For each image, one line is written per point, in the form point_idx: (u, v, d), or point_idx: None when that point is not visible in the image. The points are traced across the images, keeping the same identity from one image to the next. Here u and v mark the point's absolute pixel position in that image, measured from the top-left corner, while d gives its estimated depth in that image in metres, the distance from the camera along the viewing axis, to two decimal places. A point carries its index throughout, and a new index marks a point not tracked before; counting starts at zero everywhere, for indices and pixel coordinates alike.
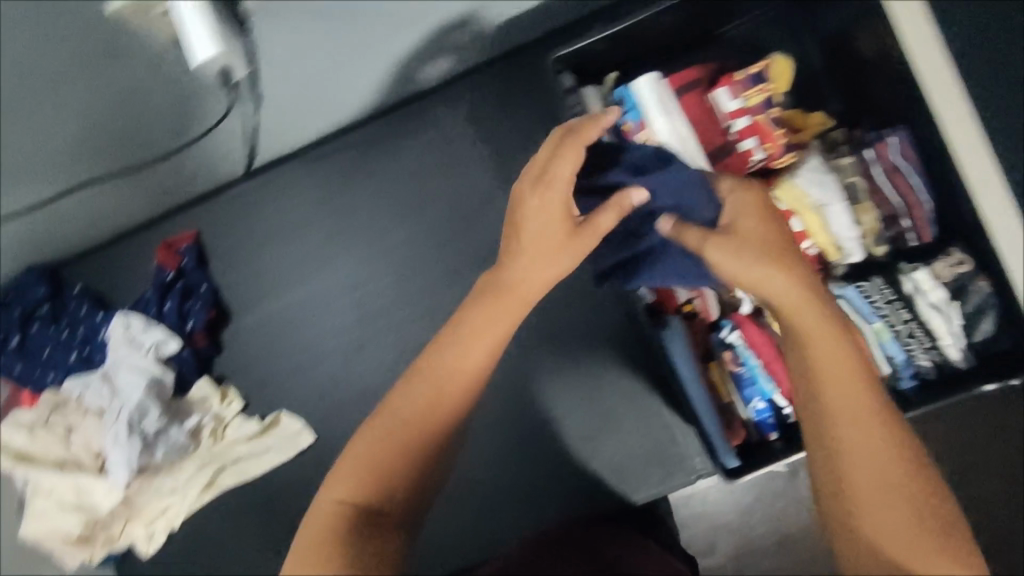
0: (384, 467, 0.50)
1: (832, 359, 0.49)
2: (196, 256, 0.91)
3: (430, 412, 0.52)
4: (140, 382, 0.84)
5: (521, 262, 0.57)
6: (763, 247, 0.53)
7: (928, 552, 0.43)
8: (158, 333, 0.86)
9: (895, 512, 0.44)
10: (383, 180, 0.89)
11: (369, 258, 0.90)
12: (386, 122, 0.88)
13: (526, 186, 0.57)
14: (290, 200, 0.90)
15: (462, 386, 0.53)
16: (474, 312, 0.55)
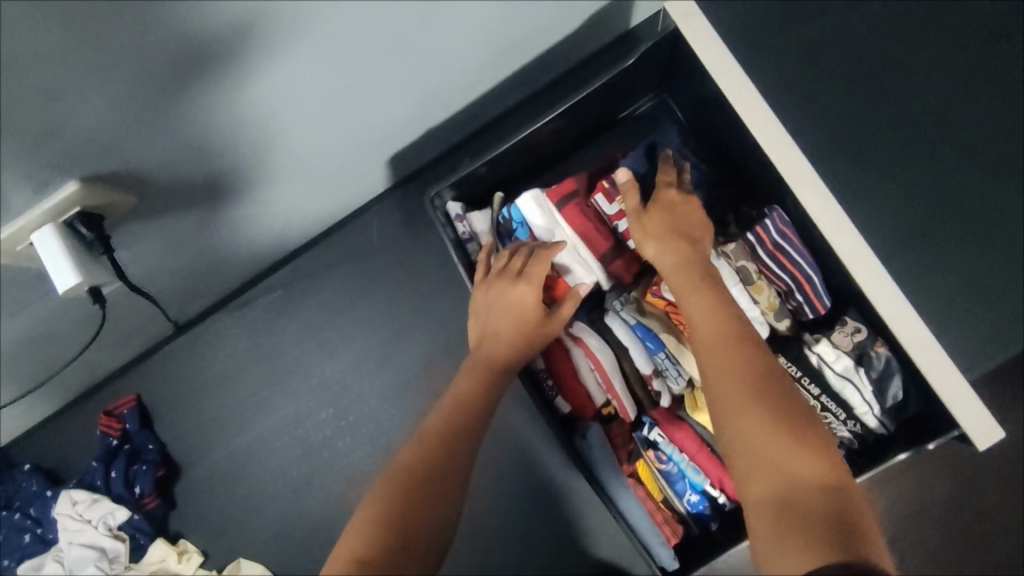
0: (396, 509, 0.50)
1: (704, 314, 0.57)
2: (139, 417, 0.92)
3: (423, 480, 0.53)
4: (90, 557, 0.84)
5: (500, 340, 0.65)
6: (669, 225, 0.65)
7: (791, 449, 0.46)
8: (105, 506, 0.86)
9: (753, 420, 0.48)
10: (309, 316, 0.93)
11: (307, 391, 0.92)
12: (300, 262, 0.93)
13: (494, 288, 0.67)
14: (224, 347, 0.94)
15: (456, 435, 0.57)
16: (462, 393, 0.62)
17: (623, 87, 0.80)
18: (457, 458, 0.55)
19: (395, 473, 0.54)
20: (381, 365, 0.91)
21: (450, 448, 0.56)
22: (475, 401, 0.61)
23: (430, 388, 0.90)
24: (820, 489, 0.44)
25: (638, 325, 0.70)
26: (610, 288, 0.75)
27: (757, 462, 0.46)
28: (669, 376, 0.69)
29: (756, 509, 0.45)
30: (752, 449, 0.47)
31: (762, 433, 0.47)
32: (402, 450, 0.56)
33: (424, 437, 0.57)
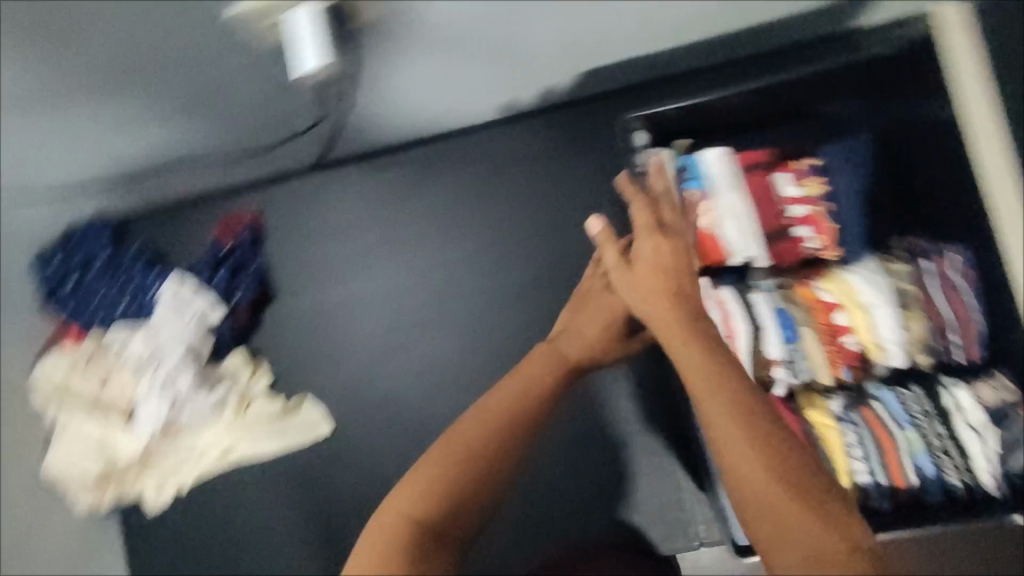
0: (449, 481, 0.56)
1: (692, 362, 0.53)
2: (253, 234, 0.94)
3: (478, 455, 0.58)
4: (179, 346, 0.88)
5: (573, 341, 0.73)
6: (657, 268, 0.63)
7: (804, 521, 0.44)
8: (206, 299, 0.90)
9: (763, 490, 0.46)
10: (440, 197, 0.92)
11: (416, 267, 0.93)
12: (452, 141, 0.92)
13: (595, 296, 0.77)
14: (350, 198, 0.94)
15: (518, 418, 0.61)
16: (503, 394, 0.63)
17: (845, 77, 0.76)
18: (485, 456, 0.58)
19: (423, 481, 0.55)
20: (493, 268, 0.91)
21: (514, 427, 0.60)
22: (537, 386, 0.65)
23: (533, 306, 0.89)
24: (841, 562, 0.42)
25: (780, 310, 0.71)
26: (761, 268, 0.74)
27: (772, 527, 0.45)
28: (793, 368, 0.71)
29: None
30: (758, 507, 0.46)
31: (775, 499, 0.45)
32: (465, 419, 0.61)
33: (496, 406, 0.62)
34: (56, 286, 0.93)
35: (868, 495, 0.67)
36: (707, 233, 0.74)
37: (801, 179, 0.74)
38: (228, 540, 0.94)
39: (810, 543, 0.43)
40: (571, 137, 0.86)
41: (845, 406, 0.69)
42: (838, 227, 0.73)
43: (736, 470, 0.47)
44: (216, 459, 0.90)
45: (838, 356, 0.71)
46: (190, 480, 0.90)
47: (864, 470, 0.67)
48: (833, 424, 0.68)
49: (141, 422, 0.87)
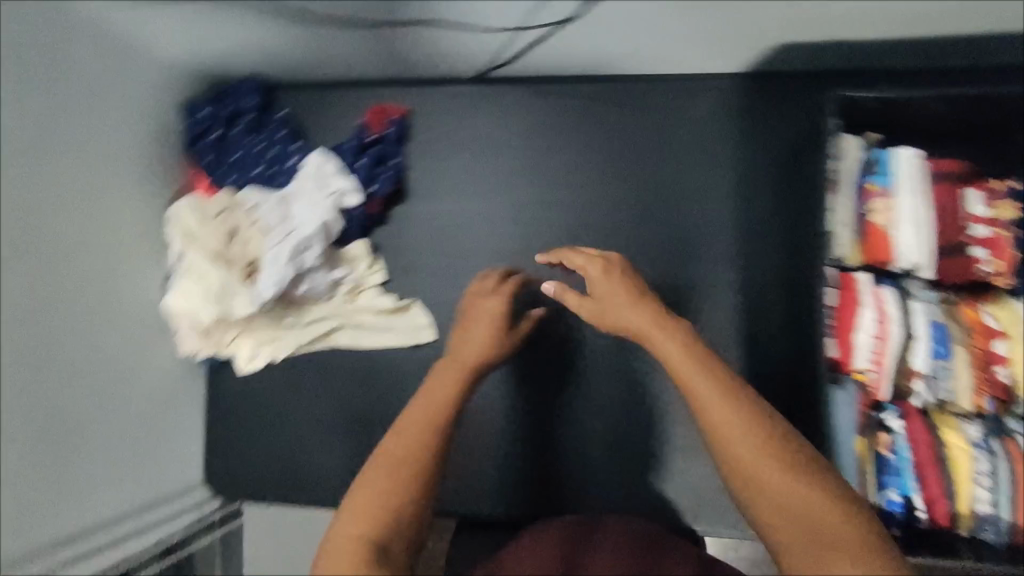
0: (394, 496, 0.53)
1: (678, 357, 0.56)
2: (401, 130, 0.94)
3: (412, 455, 0.55)
4: (316, 218, 0.87)
5: (473, 342, 0.67)
6: (626, 289, 0.64)
7: (805, 493, 0.49)
8: (346, 182, 0.89)
9: (768, 466, 0.50)
10: (595, 139, 0.93)
11: (552, 201, 0.94)
12: (619, 87, 0.92)
13: (489, 300, 0.72)
14: (505, 118, 0.95)
15: (445, 414, 0.59)
16: (424, 405, 0.59)
17: None
18: (413, 459, 0.55)
19: (358, 506, 0.52)
20: (628, 223, 0.92)
21: (441, 417, 0.58)
22: (446, 398, 0.60)
23: (658, 268, 0.91)
24: (842, 528, 0.49)
25: (936, 325, 0.71)
26: (923, 278, 0.72)
27: (778, 510, 0.49)
28: (936, 383, 0.71)
29: (791, 546, 0.49)
30: (761, 484, 0.50)
31: (779, 491, 0.49)
32: (388, 438, 0.57)
33: (420, 406, 0.59)
34: (200, 134, 0.93)
35: (983, 526, 0.68)
36: (879, 229, 0.72)
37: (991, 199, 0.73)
38: (310, 420, 0.97)
39: (817, 513, 0.49)
40: (761, 108, 0.89)
41: (982, 433, 0.70)
42: (1017, 256, 0.72)
43: (738, 450, 0.51)
44: (318, 335, 0.93)
45: (984, 382, 0.71)
46: (289, 349, 0.94)
47: (986, 500, 0.68)
48: (967, 448, 0.70)
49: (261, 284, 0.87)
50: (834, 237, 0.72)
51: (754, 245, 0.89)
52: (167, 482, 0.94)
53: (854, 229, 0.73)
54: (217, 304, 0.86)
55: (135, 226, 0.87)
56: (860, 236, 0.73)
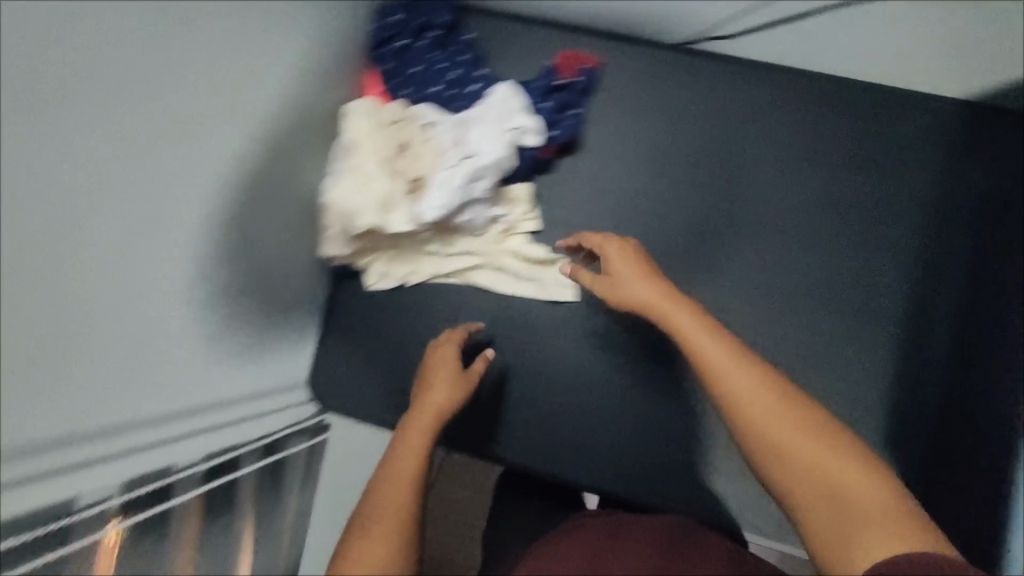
0: (381, 563, 0.69)
1: (703, 340, 0.68)
2: (591, 81, 0.90)
3: (377, 532, 0.71)
4: (495, 151, 0.85)
5: (403, 435, 0.79)
6: (641, 265, 0.78)
7: (833, 457, 0.60)
8: (530, 121, 0.87)
9: (789, 430, 0.62)
10: (786, 136, 0.89)
11: (728, 188, 0.90)
12: (825, 90, 0.88)
13: (433, 363, 0.86)
14: (699, 93, 0.90)
15: (394, 507, 0.73)
16: (396, 479, 0.76)
17: None
18: (388, 558, 0.70)
19: (360, 562, 0.69)
20: (801, 228, 0.88)
21: (400, 517, 0.72)
22: (388, 487, 0.75)
23: (818, 281, 0.88)
24: (872, 485, 0.59)
25: None
26: None
27: (806, 471, 0.60)
28: None
29: (812, 501, 0.59)
30: (783, 448, 0.62)
31: (805, 460, 0.61)
32: (346, 547, 0.71)
33: (364, 533, 0.71)
34: (387, 40, 0.91)
35: None
36: None
37: None
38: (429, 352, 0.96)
39: (838, 470, 0.59)
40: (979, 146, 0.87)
41: None
42: None
43: (764, 419, 0.63)
44: (460, 269, 0.92)
45: None
46: (428, 274, 0.93)
47: None
48: None
49: (428, 204, 0.84)
50: None
51: (938, 278, 0.86)
52: (282, 378, 0.93)
53: None
54: (380, 214, 0.83)
55: (314, 116, 0.86)
56: None
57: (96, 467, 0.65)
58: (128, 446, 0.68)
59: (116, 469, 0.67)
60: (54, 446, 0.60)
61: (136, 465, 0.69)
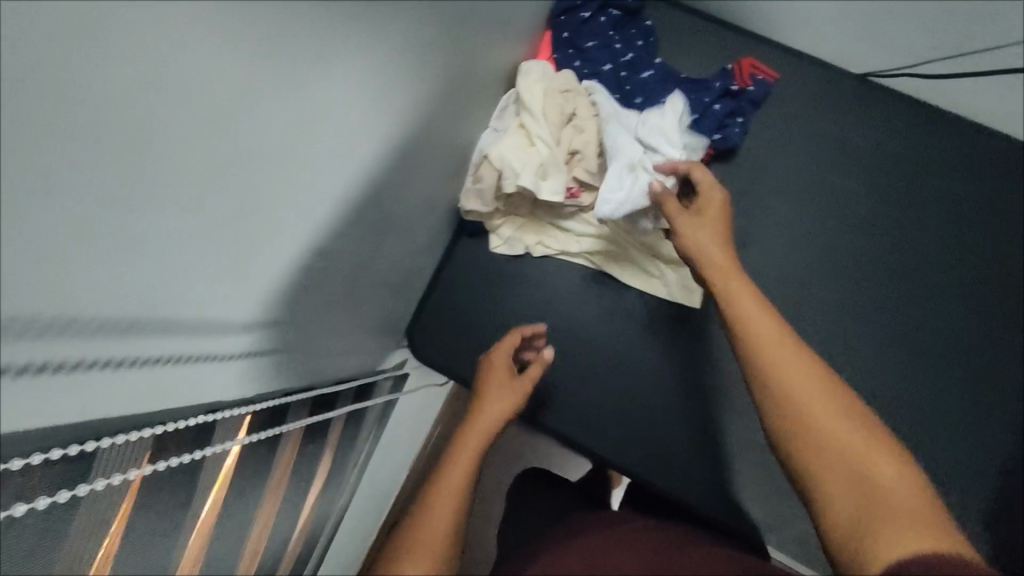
0: (438, 521, 0.60)
1: (747, 305, 0.60)
2: (765, 94, 0.89)
3: (430, 501, 0.62)
4: (661, 148, 0.83)
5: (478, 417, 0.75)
6: (717, 220, 0.71)
7: (835, 417, 0.52)
8: (694, 142, 0.86)
9: (833, 416, 0.52)
10: (947, 190, 0.87)
11: (877, 228, 0.88)
12: (995, 155, 0.87)
13: (496, 371, 0.82)
14: (868, 128, 0.89)
15: (458, 480, 0.65)
16: (455, 469, 0.66)
17: None
18: (442, 512, 0.61)
19: (428, 526, 0.59)
20: (944, 284, 0.86)
21: (456, 493, 0.63)
22: (455, 463, 0.67)
23: (952, 342, 0.85)
24: (861, 446, 0.50)
25: None
26: None
27: (827, 452, 0.51)
28: None
29: (848, 513, 0.48)
30: (814, 437, 0.52)
31: (840, 446, 0.50)
32: (411, 512, 0.62)
33: (439, 489, 0.63)
34: (572, 8, 0.90)
35: None
36: None
37: None
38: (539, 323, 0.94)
39: (857, 449, 0.50)
40: None
41: None
42: None
43: (811, 413, 0.52)
44: (589, 250, 0.90)
45: None
46: (555, 250, 0.91)
47: None
48: None
49: (609, 206, 0.80)
50: None
51: None
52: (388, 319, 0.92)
53: None
54: (537, 176, 0.82)
55: (493, 64, 0.84)
56: None
57: (256, 364, 0.64)
58: (277, 351, 0.67)
59: (264, 370, 0.65)
60: (219, 335, 0.55)
61: (275, 373, 0.68)
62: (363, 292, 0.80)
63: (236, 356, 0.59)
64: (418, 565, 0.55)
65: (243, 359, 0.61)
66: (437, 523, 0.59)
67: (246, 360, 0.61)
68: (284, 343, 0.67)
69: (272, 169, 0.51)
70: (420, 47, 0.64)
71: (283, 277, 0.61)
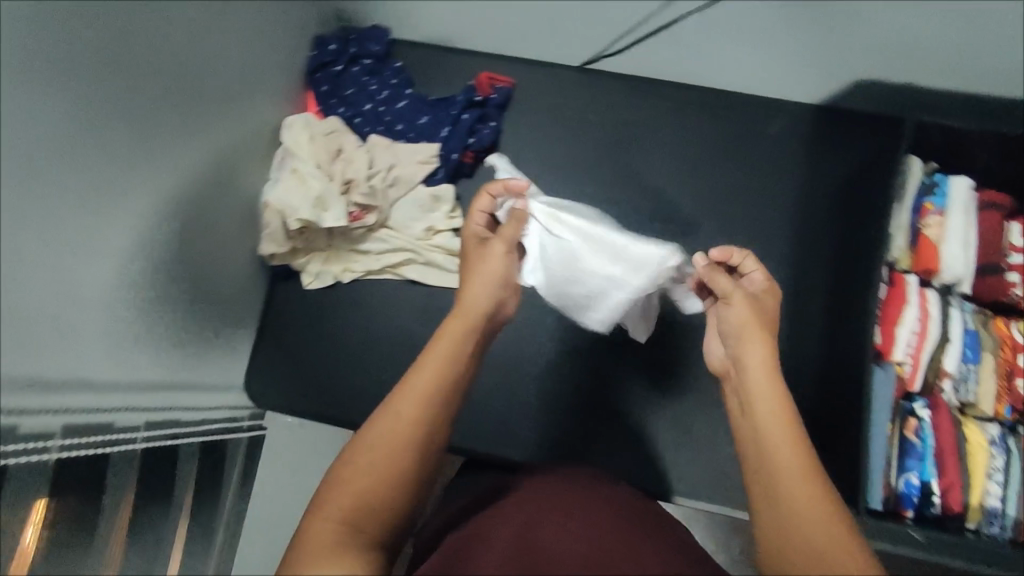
0: (376, 477, 0.55)
1: (772, 390, 0.59)
2: (505, 97, 1.03)
3: (386, 442, 0.57)
4: (424, 173, 0.99)
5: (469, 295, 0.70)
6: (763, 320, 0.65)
7: (819, 500, 0.52)
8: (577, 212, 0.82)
9: (815, 496, 0.52)
10: (674, 134, 1.01)
11: (627, 179, 1.01)
12: (705, 95, 1.01)
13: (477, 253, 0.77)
14: (599, 103, 1.03)
15: (412, 421, 0.58)
16: (421, 388, 0.60)
17: None
18: (388, 475, 0.56)
19: (359, 477, 0.55)
20: (695, 211, 0.99)
21: (406, 443, 0.57)
22: (424, 384, 0.61)
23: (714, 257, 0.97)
24: (834, 525, 0.51)
25: (969, 333, 0.81)
26: (961, 289, 0.83)
27: (804, 523, 0.51)
28: (963, 388, 0.81)
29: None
30: (795, 511, 0.52)
31: (816, 539, 0.50)
32: (364, 435, 0.58)
33: (386, 418, 0.58)
34: (323, 65, 1.01)
35: (988, 518, 0.78)
36: (930, 240, 0.83)
37: None
38: (365, 343, 1.02)
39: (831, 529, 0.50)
40: (836, 135, 0.97)
41: (1001, 433, 0.80)
42: None
43: (799, 491, 0.52)
44: (390, 264, 1.00)
45: (1005, 393, 0.81)
46: (361, 271, 1.00)
47: (997, 494, 0.78)
48: (985, 446, 0.79)
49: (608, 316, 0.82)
50: (948, 251, 0.82)
51: (811, 249, 0.96)
52: (222, 374, 0.96)
53: (910, 238, 0.84)
54: (315, 208, 0.91)
55: (256, 123, 0.93)
56: (912, 246, 0.84)
57: (53, 418, 0.65)
58: (77, 406, 0.68)
59: (66, 424, 0.67)
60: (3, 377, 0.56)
61: (83, 427, 0.69)
62: (178, 348, 0.84)
63: (27, 411, 0.61)
64: (337, 512, 0.53)
65: (37, 414, 0.62)
66: (384, 451, 0.56)
67: (43, 413, 0.63)
68: (85, 394, 0.69)
69: (8, 222, 0.55)
70: (149, 113, 0.72)
71: (61, 328, 0.63)
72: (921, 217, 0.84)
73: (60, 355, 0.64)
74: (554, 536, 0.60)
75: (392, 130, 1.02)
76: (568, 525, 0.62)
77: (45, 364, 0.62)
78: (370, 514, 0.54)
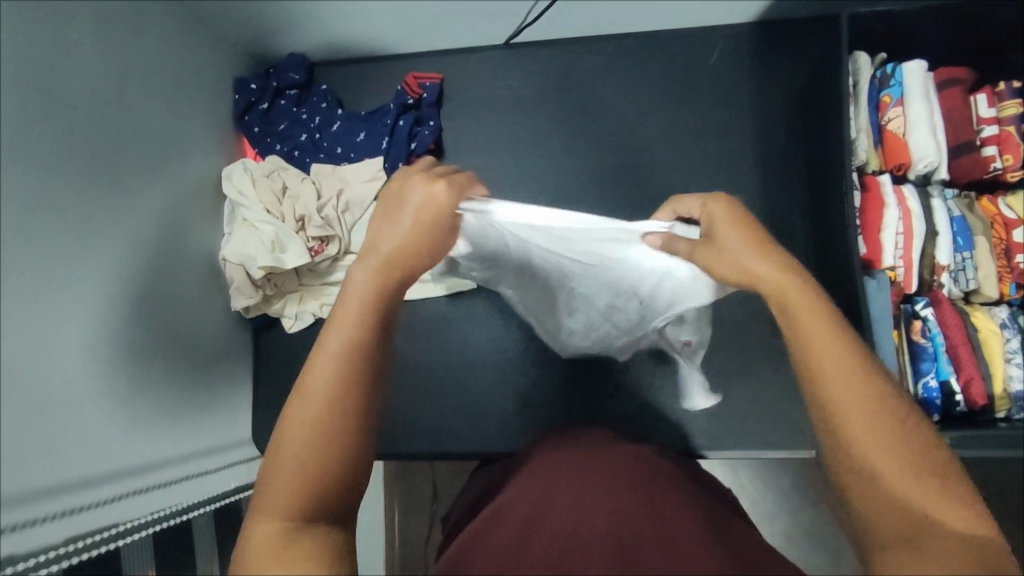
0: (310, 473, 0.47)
1: (799, 297, 0.51)
2: (437, 94, 1.00)
3: (319, 433, 0.48)
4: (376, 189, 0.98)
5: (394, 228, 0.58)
6: (755, 239, 0.55)
7: (864, 408, 0.47)
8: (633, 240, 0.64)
9: (854, 402, 0.47)
10: (615, 91, 0.98)
11: (578, 145, 0.98)
12: (636, 44, 0.98)
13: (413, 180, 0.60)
14: (531, 79, 1.00)
15: (325, 413, 0.48)
16: (331, 366, 0.50)
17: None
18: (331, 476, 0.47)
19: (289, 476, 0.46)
20: (654, 163, 0.96)
21: (332, 436, 0.48)
22: (338, 356, 0.51)
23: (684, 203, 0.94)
24: (879, 432, 0.46)
25: (957, 219, 0.81)
26: (940, 174, 0.82)
27: (855, 438, 0.46)
28: (964, 276, 0.81)
29: (870, 501, 0.45)
30: (845, 429, 0.47)
31: (865, 451, 0.46)
32: (287, 426, 0.49)
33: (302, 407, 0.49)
34: (249, 105, 0.99)
35: (1017, 403, 0.78)
36: (896, 135, 0.81)
37: (997, 101, 0.83)
38: None
39: (877, 440, 0.46)
40: (773, 50, 0.94)
41: (1011, 315, 0.81)
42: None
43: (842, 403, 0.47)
44: None
45: (1007, 272, 0.82)
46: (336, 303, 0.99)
47: (1020, 377, 0.78)
48: (998, 332, 0.79)
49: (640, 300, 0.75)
50: (916, 139, 0.80)
51: (779, 171, 0.93)
52: (226, 436, 0.95)
53: (875, 138, 0.82)
54: (274, 252, 0.89)
55: (195, 183, 0.90)
56: (878, 145, 0.82)
57: (66, 521, 0.64)
58: (81, 503, 0.67)
59: (76, 525, 0.65)
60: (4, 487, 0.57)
61: (98, 522, 0.68)
62: (172, 422, 0.83)
63: (34, 520, 0.60)
64: (270, 517, 0.45)
65: (45, 522, 0.62)
66: (309, 435, 0.47)
67: (50, 521, 0.62)
68: (86, 491, 0.68)
69: None
70: (79, 203, 0.69)
71: (42, 436, 0.63)
72: (882, 112, 0.81)
73: (48, 463, 0.63)
74: (571, 513, 0.55)
75: (332, 154, 1.02)
76: (586, 500, 0.57)
77: (32, 478, 0.61)
78: (316, 504, 0.46)
